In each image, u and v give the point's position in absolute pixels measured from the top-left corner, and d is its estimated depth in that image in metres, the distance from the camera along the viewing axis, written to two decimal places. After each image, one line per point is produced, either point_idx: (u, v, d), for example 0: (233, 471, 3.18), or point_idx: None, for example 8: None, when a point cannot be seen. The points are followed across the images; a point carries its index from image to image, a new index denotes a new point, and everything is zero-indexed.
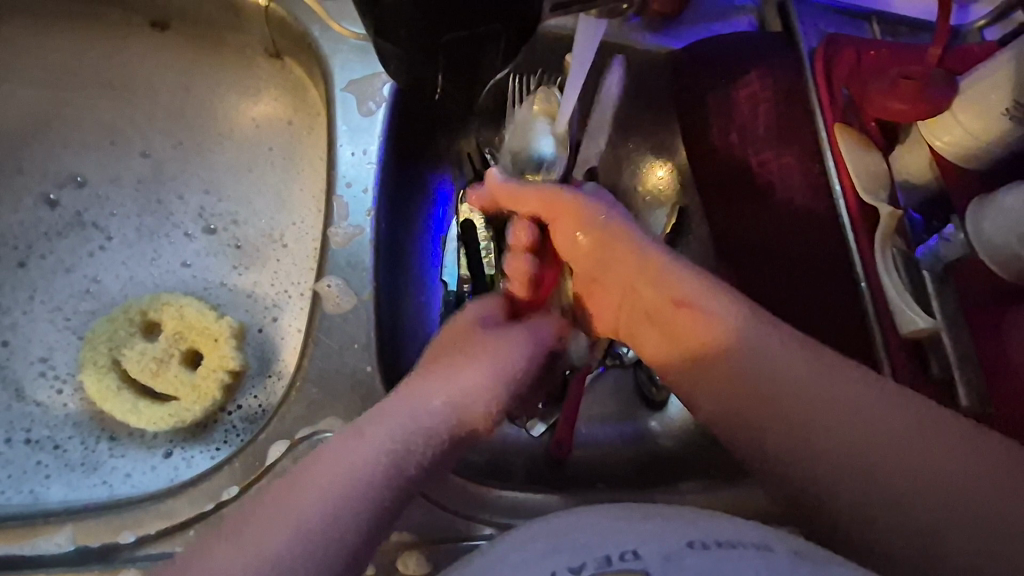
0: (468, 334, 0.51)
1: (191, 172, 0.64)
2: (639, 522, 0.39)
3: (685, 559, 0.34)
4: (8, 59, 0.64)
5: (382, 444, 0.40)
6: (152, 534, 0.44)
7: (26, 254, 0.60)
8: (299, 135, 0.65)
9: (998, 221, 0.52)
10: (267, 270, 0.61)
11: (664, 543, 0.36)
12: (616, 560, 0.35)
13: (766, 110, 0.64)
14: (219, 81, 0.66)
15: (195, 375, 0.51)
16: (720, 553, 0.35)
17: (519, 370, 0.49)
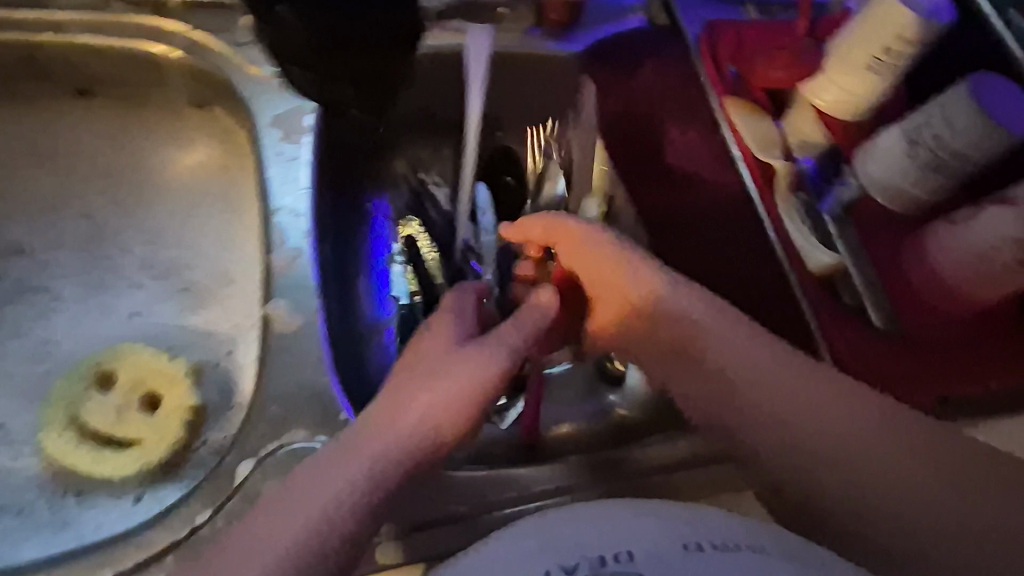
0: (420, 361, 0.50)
1: (129, 225, 0.66)
2: (636, 512, 0.39)
3: (681, 563, 0.35)
4: None
5: (319, 506, 0.42)
6: (132, 568, 0.46)
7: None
8: (234, 176, 0.68)
9: (882, 165, 0.59)
10: (218, 307, 0.63)
11: (664, 543, 0.36)
12: (610, 561, 0.36)
13: (664, 93, 0.71)
14: (147, 136, 0.68)
15: (158, 418, 0.53)
16: (714, 552, 0.36)
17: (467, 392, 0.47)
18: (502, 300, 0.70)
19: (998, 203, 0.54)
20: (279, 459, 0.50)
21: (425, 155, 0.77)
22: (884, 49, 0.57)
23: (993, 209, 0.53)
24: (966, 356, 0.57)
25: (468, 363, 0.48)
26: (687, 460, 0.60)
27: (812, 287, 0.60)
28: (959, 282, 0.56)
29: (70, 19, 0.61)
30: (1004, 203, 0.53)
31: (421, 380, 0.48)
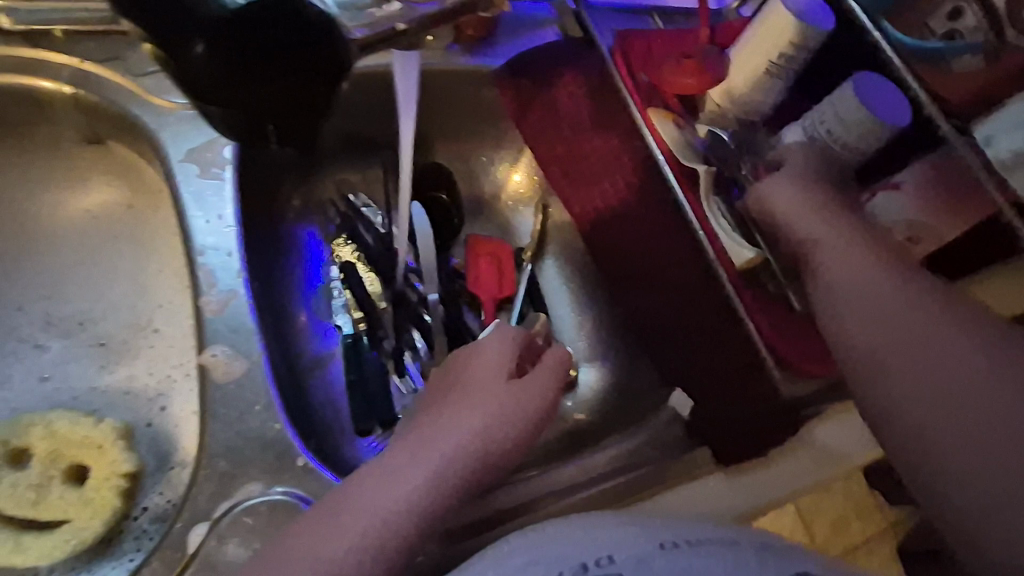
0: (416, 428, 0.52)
1: (30, 282, 0.64)
2: (608, 526, 0.44)
3: (655, 560, 0.39)
4: None
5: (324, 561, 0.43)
6: None
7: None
8: (142, 217, 0.67)
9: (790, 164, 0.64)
10: (141, 360, 0.63)
11: (639, 546, 0.41)
12: (593, 565, 0.39)
13: (585, 104, 0.74)
14: (45, 178, 0.66)
15: (85, 491, 0.53)
16: (687, 551, 0.40)
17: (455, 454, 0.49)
18: (448, 316, 0.71)
19: (886, 186, 0.59)
20: (237, 514, 0.50)
21: (344, 191, 0.75)
22: (779, 54, 0.62)
23: (881, 193, 0.59)
24: None
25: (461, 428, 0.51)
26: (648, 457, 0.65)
27: (737, 280, 0.62)
28: None
29: None
30: (890, 187, 0.58)
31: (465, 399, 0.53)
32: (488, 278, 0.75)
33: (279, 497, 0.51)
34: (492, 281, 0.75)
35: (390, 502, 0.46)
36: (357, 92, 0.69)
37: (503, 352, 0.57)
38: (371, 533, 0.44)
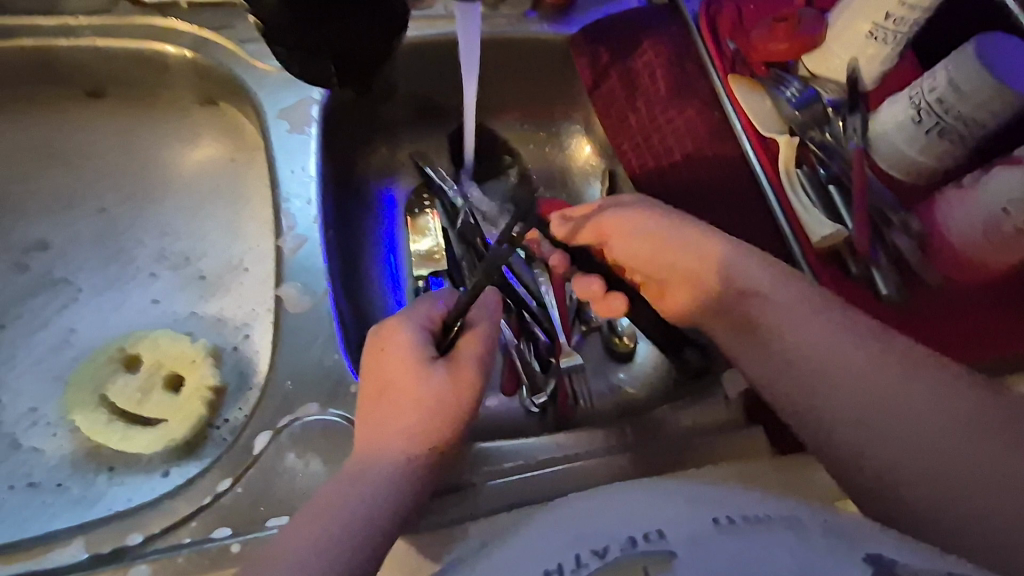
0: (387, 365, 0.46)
1: (89, 193, 0.61)
2: (672, 503, 0.37)
3: (712, 540, 0.32)
4: None
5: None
6: (107, 552, 0.41)
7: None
8: (244, 170, 0.64)
9: (894, 131, 0.59)
10: (233, 294, 0.59)
11: (691, 524, 0.34)
12: (642, 541, 0.33)
13: (662, 74, 0.70)
14: (136, 131, 0.63)
15: (179, 398, 0.52)
16: (746, 527, 0.33)
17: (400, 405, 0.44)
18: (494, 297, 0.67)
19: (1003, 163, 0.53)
20: (292, 433, 0.46)
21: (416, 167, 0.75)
22: (885, 16, 0.59)
23: (999, 168, 0.53)
24: (976, 318, 0.57)
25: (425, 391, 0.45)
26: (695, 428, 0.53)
27: (814, 258, 0.60)
28: (964, 249, 0.56)
29: (80, 22, 0.58)
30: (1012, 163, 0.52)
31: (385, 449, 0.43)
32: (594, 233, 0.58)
33: (335, 420, 0.47)
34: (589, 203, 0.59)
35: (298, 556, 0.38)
36: (430, 56, 0.67)
37: (484, 332, 0.48)
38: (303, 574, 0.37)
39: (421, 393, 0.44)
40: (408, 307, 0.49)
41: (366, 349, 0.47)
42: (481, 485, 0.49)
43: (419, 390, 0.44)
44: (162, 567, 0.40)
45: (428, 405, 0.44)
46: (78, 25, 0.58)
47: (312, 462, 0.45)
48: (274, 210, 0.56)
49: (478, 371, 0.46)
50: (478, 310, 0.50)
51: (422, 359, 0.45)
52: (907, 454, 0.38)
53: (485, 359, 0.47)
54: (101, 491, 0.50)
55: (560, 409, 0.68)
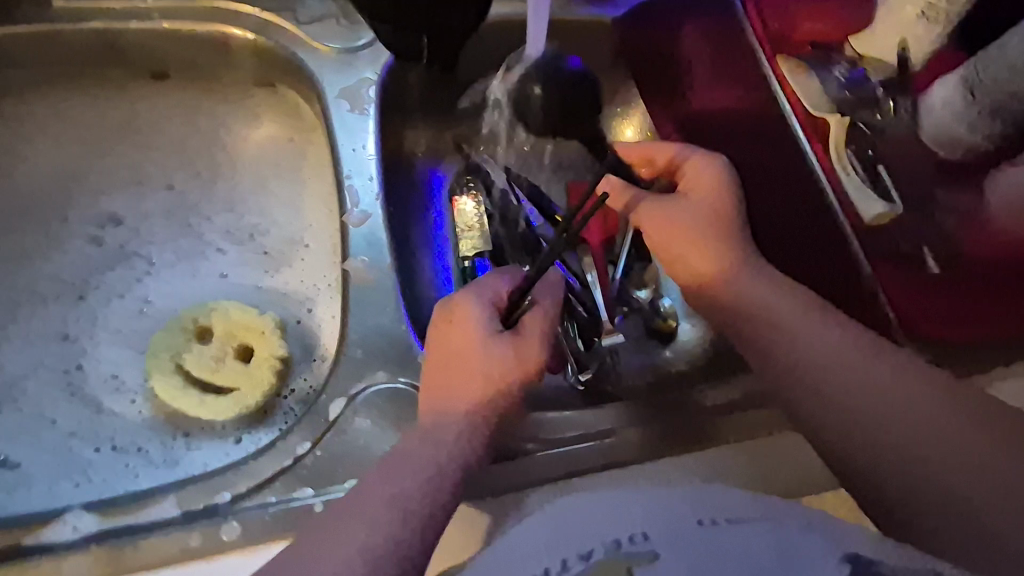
0: (452, 339, 0.47)
1: (157, 171, 0.63)
2: (642, 501, 0.37)
3: (698, 538, 0.33)
4: (21, 118, 0.62)
5: (365, 550, 0.38)
6: (197, 510, 0.43)
7: (13, 299, 0.56)
8: (302, 150, 0.66)
9: (943, 112, 0.58)
10: (296, 268, 0.61)
11: (671, 522, 0.34)
12: (626, 543, 0.33)
13: (708, 56, 0.71)
14: (199, 112, 0.65)
15: (251, 367, 0.54)
16: (729, 527, 0.33)
17: (465, 380, 0.46)
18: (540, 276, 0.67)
19: None
20: (366, 399, 0.48)
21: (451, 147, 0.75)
22: None
23: None
24: (1001, 307, 0.58)
25: (494, 368, 0.46)
26: (718, 407, 0.55)
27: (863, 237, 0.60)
28: (1009, 228, 0.57)
29: (150, 6, 0.59)
30: None
31: (452, 420, 0.45)
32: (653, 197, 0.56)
33: (404, 387, 0.49)
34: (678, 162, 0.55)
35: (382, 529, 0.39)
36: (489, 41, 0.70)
37: (547, 311, 0.49)
38: (377, 545, 0.39)
39: (486, 365, 0.46)
40: (479, 280, 0.50)
41: (436, 316, 0.49)
42: (533, 453, 0.51)
43: (484, 361, 0.46)
44: (252, 523, 0.42)
45: (491, 377, 0.45)
46: (148, 9, 0.59)
47: (384, 427, 0.47)
48: (337, 186, 0.58)
49: (541, 351, 0.47)
50: (541, 289, 0.50)
51: (489, 333, 0.46)
52: (914, 445, 0.39)
53: (548, 339, 0.48)
54: (178, 456, 0.52)
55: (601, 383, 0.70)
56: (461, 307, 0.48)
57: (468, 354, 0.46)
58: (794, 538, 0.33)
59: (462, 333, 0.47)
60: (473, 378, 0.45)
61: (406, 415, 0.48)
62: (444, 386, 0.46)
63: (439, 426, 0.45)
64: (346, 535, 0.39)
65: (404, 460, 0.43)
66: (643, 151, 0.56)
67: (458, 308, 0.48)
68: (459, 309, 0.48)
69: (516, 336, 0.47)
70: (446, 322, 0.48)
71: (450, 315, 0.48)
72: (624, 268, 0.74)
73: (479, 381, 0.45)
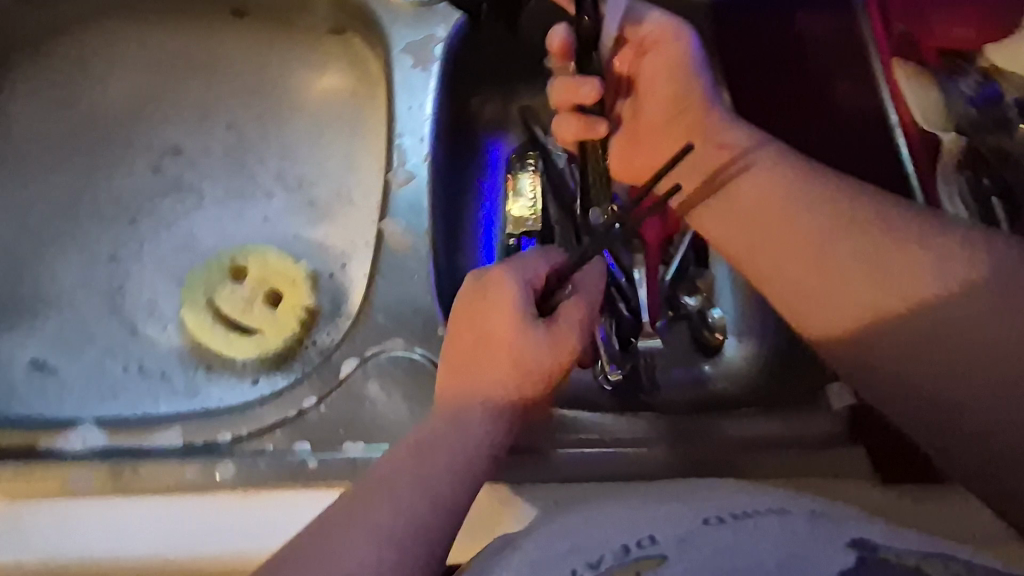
0: (486, 320, 0.42)
1: (222, 109, 0.64)
2: (650, 509, 0.35)
3: (701, 538, 0.30)
4: (105, 42, 0.64)
5: (374, 537, 0.36)
6: (198, 444, 0.43)
7: (75, 213, 0.59)
8: (363, 104, 0.65)
9: None
10: (338, 223, 0.61)
11: (683, 525, 0.32)
12: (634, 549, 0.31)
13: (818, 47, 0.60)
14: (270, 56, 0.65)
15: (278, 314, 0.54)
16: (734, 522, 0.31)
17: (498, 365, 0.42)
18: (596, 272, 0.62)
19: None
20: (380, 364, 0.47)
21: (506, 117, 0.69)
22: None
23: None
24: None
25: (530, 355, 0.42)
26: (724, 438, 0.50)
27: None
28: None
29: None
30: None
31: (479, 407, 0.41)
32: (651, 156, 0.50)
33: (421, 359, 0.47)
34: (717, 121, 0.48)
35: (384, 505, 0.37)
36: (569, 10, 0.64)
37: (588, 300, 0.45)
38: (389, 528, 0.36)
39: (523, 354, 0.41)
40: (519, 255, 0.44)
41: (467, 288, 0.43)
42: (547, 453, 0.47)
43: (522, 349, 0.41)
44: (245, 468, 0.42)
45: (526, 365, 0.42)
46: None
47: (394, 396, 0.46)
48: (388, 143, 0.56)
49: (578, 339, 0.43)
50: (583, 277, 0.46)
51: (528, 317, 0.42)
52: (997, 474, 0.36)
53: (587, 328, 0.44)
54: (198, 388, 0.53)
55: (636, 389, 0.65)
56: (496, 283, 0.42)
57: (504, 339, 0.41)
58: (805, 529, 0.31)
59: (496, 314, 0.42)
60: (508, 364, 0.41)
61: (418, 388, 0.46)
62: (474, 370, 0.42)
63: (465, 411, 0.41)
64: (350, 513, 0.37)
65: (420, 442, 0.40)
66: (678, 90, 0.49)
67: (492, 285, 0.42)
68: (494, 286, 0.42)
69: (554, 322, 0.43)
70: (478, 299, 0.43)
71: (483, 292, 0.43)
72: (677, 271, 0.69)
73: (515, 369, 0.41)
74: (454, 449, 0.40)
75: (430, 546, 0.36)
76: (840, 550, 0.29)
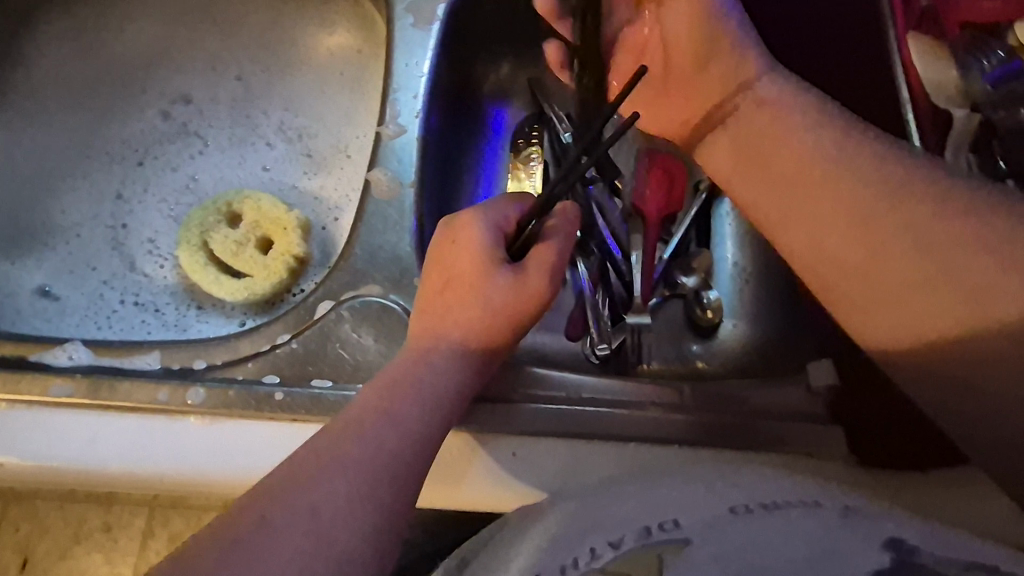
0: (454, 258, 0.44)
1: (233, 61, 0.66)
2: (672, 484, 0.37)
3: (728, 527, 0.34)
4: None
5: (343, 469, 0.36)
6: (175, 368, 0.45)
7: (88, 153, 0.62)
8: (367, 62, 0.65)
9: None
10: (332, 176, 0.62)
11: (703, 508, 0.35)
12: (657, 530, 0.34)
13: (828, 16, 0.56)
14: (281, 12, 0.66)
15: (267, 258, 0.55)
16: (762, 514, 0.34)
17: (463, 302, 0.43)
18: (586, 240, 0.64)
19: None
20: (354, 308, 0.48)
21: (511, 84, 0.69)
22: None
23: None
24: None
25: (494, 295, 0.42)
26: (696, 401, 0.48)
27: None
28: None
29: None
30: None
31: (442, 343, 0.42)
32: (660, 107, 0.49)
33: (395, 306, 0.48)
34: (731, 59, 0.45)
35: (353, 438, 0.37)
36: None
37: (559, 245, 0.45)
38: (356, 459, 0.36)
39: (489, 294, 0.42)
40: (490, 202, 0.46)
41: (440, 234, 0.45)
42: (522, 402, 0.46)
43: (487, 290, 0.42)
44: (215, 394, 0.43)
45: (489, 304, 0.42)
46: None
47: (365, 338, 0.47)
48: (383, 99, 0.57)
49: (543, 285, 0.43)
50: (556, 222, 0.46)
51: (494, 258, 0.43)
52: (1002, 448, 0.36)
53: (553, 275, 0.44)
54: (188, 323, 0.56)
55: (621, 361, 0.64)
56: (466, 225, 0.44)
57: (469, 276, 0.43)
58: (828, 530, 0.33)
59: (464, 253, 0.44)
60: (472, 301, 0.42)
61: (388, 333, 0.47)
62: (440, 306, 0.43)
63: (428, 345, 0.42)
64: (319, 441, 0.37)
65: (387, 381, 0.40)
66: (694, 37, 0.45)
67: (462, 227, 0.44)
68: (462, 227, 0.44)
69: (520, 266, 0.43)
70: (449, 239, 0.45)
71: (453, 233, 0.45)
72: (675, 248, 0.68)
73: (479, 305, 0.42)
74: (418, 387, 0.40)
75: (393, 479, 0.37)
76: (872, 553, 0.31)
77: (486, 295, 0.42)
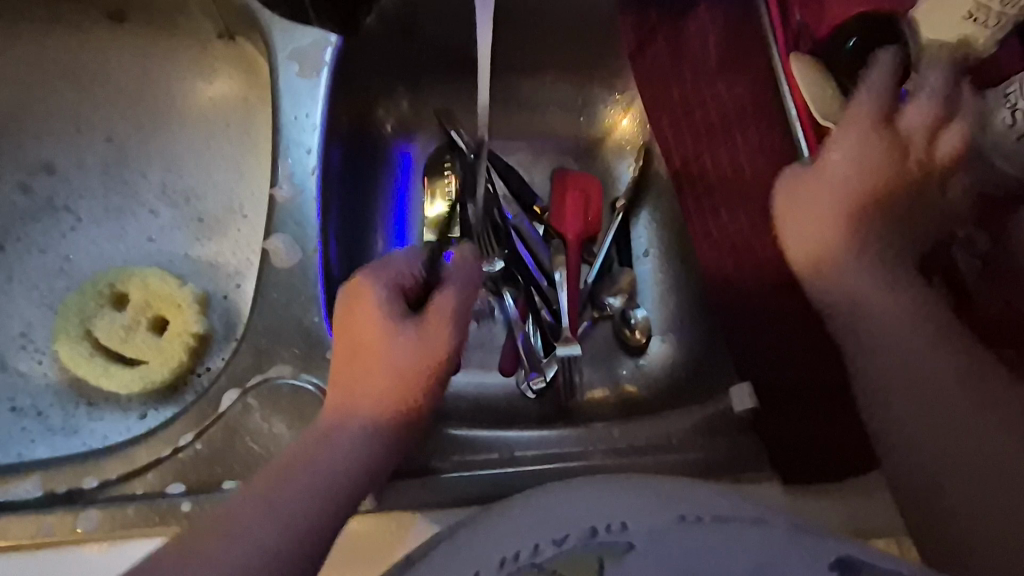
0: (354, 321, 0.42)
1: (100, 121, 0.59)
2: (626, 488, 0.32)
3: (676, 536, 0.27)
4: None
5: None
6: (61, 491, 0.41)
7: None
8: (255, 112, 0.61)
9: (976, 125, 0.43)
10: (229, 240, 0.57)
11: (656, 514, 0.29)
12: (602, 532, 0.28)
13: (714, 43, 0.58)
14: (149, 62, 0.60)
15: (161, 341, 0.51)
16: (714, 525, 0.28)
17: (368, 368, 0.40)
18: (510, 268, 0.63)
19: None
20: (262, 392, 0.45)
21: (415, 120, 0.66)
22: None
23: None
24: None
25: (399, 357, 0.40)
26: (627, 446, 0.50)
27: None
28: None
29: None
30: None
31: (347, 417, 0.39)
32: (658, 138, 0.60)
33: (307, 386, 0.45)
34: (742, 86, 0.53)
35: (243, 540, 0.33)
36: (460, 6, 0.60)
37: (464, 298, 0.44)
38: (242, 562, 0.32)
39: (392, 356, 0.40)
40: (390, 258, 0.45)
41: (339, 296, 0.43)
42: (450, 474, 0.46)
43: (390, 353, 0.40)
44: (109, 514, 0.39)
45: (396, 367, 0.40)
46: None
47: (276, 425, 0.43)
48: (274, 158, 0.53)
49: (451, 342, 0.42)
50: (454, 270, 0.44)
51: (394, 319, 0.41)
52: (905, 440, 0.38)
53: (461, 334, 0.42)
54: (77, 424, 0.50)
55: (556, 395, 0.63)
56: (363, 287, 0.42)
57: (373, 339, 0.41)
58: (787, 540, 0.27)
59: (365, 315, 0.41)
60: (377, 366, 0.40)
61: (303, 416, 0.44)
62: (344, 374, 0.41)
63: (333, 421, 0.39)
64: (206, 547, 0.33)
65: (285, 473, 0.36)
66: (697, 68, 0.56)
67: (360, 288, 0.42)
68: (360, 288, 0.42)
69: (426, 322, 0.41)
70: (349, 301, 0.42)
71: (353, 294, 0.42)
72: (600, 268, 0.67)
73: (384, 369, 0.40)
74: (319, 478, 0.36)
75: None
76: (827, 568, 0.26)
77: (392, 358, 0.40)
